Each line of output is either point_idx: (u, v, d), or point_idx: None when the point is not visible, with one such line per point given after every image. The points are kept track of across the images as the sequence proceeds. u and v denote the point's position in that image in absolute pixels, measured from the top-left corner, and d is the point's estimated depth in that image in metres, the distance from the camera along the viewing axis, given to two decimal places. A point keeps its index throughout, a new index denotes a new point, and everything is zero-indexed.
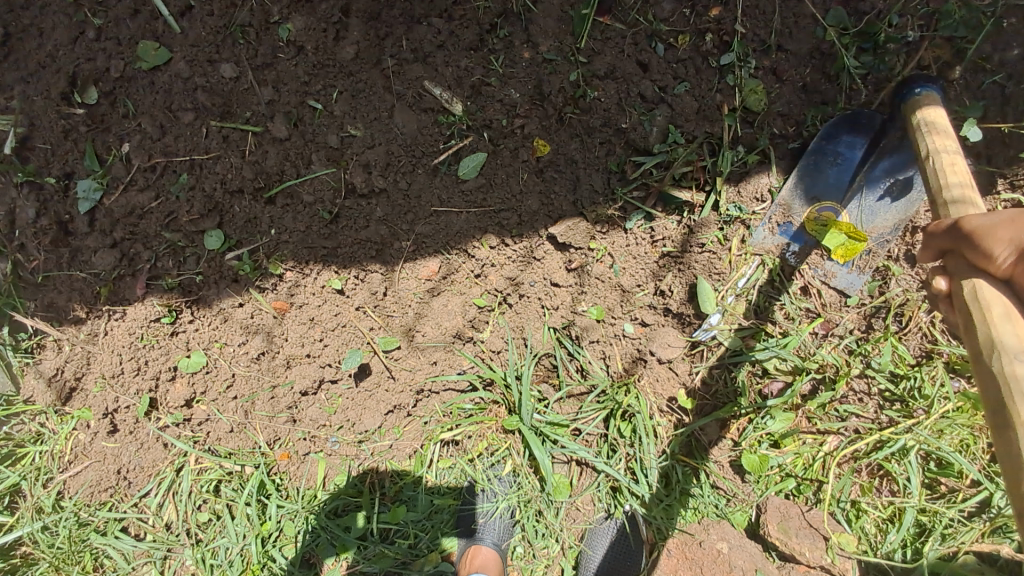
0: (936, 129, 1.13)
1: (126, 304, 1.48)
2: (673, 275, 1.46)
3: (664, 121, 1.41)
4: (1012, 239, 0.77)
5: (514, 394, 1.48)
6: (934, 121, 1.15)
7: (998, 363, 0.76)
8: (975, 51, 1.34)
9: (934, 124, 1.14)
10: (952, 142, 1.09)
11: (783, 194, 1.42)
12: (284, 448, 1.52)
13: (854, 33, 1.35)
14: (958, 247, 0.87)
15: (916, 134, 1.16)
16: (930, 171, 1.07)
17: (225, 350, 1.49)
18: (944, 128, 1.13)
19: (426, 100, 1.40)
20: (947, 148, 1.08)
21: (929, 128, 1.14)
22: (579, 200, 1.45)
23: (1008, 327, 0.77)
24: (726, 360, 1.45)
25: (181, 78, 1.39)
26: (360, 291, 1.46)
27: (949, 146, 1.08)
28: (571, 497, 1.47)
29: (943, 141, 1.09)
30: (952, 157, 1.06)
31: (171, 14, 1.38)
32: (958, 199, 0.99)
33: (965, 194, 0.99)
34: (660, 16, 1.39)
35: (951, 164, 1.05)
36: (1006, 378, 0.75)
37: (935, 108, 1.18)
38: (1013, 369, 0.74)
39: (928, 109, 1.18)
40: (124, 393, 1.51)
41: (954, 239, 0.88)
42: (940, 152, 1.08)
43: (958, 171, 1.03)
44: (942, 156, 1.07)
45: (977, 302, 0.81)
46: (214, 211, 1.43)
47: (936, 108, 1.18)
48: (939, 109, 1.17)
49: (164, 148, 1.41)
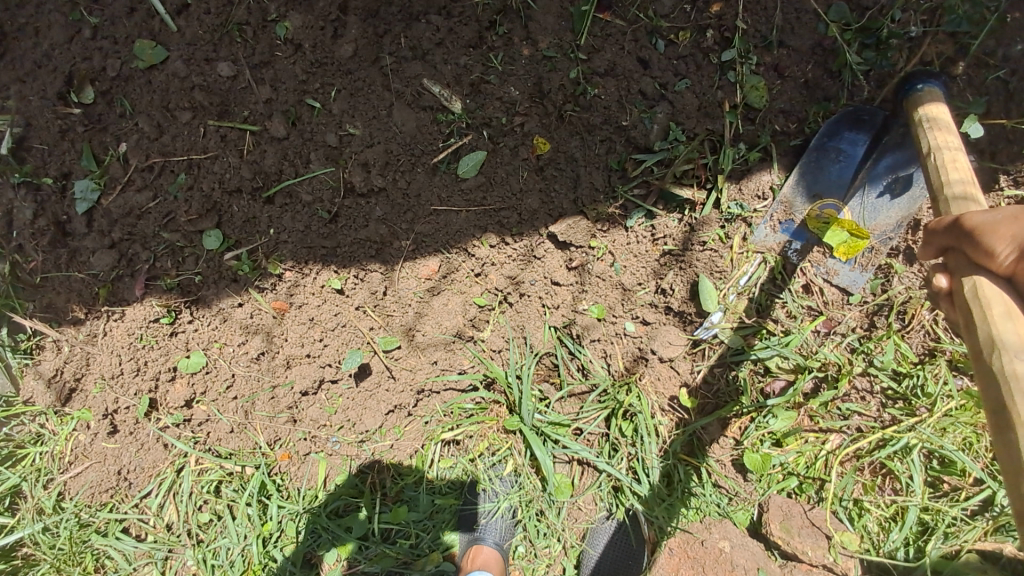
0: (939, 125, 1.12)
1: (125, 304, 1.47)
2: (674, 273, 1.46)
3: (664, 118, 1.40)
4: (1015, 237, 0.77)
5: (515, 394, 1.47)
6: (937, 116, 1.13)
7: (999, 361, 0.76)
8: (978, 47, 1.34)
9: (936, 120, 1.13)
10: (953, 139, 1.08)
11: (785, 191, 1.41)
12: (285, 448, 1.51)
13: (857, 29, 1.35)
14: (957, 245, 0.86)
15: (918, 130, 1.15)
16: (931, 167, 1.06)
17: (225, 350, 1.49)
18: (947, 124, 1.12)
19: (425, 98, 1.40)
20: (948, 144, 1.08)
21: (931, 124, 1.13)
22: (579, 199, 1.43)
23: (1009, 326, 0.76)
24: (727, 359, 1.44)
25: (178, 76, 1.38)
26: (360, 291, 1.46)
27: (952, 142, 1.07)
28: (573, 497, 1.47)
29: (945, 137, 1.09)
30: (954, 154, 1.05)
31: (167, 12, 1.37)
32: (960, 196, 0.98)
33: (968, 191, 0.98)
34: (660, 12, 1.39)
35: (953, 160, 1.04)
36: (1006, 377, 0.74)
37: (937, 103, 1.17)
38: (1014, 368, 0.74)
39: (930, 104, 1.17)
40: (124, 394, 1.50)
41: (955, 236, 0.86)
42: (943, 148, 1.07)
43: (960, 168, 1.02)
44: (944, 152, 1.06)
45: (977, 301, 0.80)
46: (212, 210, 1.42)
47: (938, 103, 1.17)
48: (941, 105, 1.17)
49: (161, 147, 1.40)
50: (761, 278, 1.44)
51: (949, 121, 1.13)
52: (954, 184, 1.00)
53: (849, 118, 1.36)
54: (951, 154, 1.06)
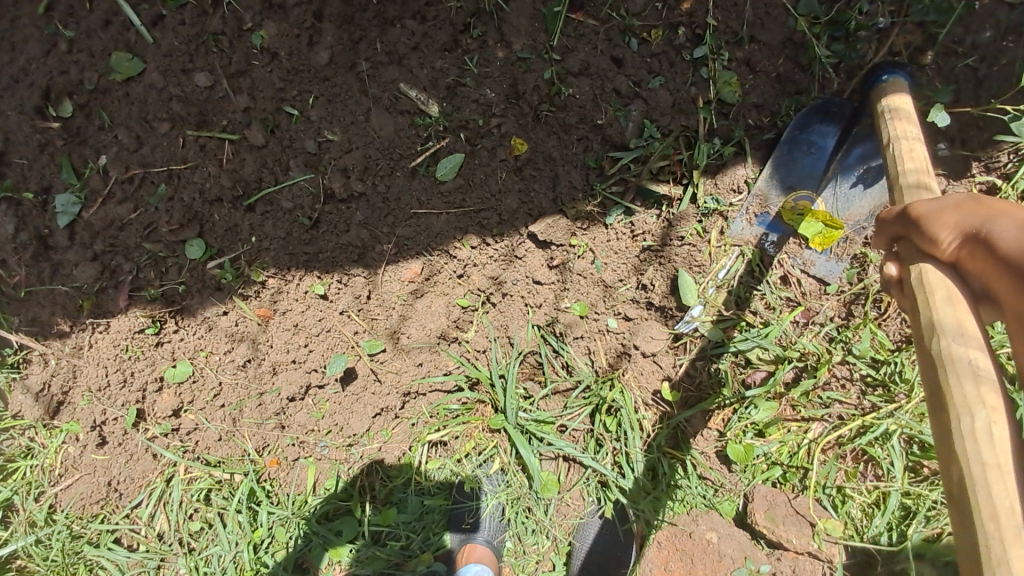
0: (902, 116, 1.14)
1: (110, 316, 1.48)
2: (655, 269, 1.47)
3: (639, 116, 1.42)
4: (957, 224, 0.77)
5: (499, 392, 1.49)
6: (900, 107, 1.16)
7: (938, 346, 0.78)
8: (946, 36, 1.36)
9: (899, 110, 1.15)
10: (913, 129, 1.11)
11: (760, 185, 1.43)
12: (273, 454, 1.52)
13: (826, 22, 1.37)
14: (906, 232, 0.87)
15: (880, 121, 1.17)
16: (891, 155, 1.08)
17: (211, 359, 1.50)
18: (908, 115, 1.14)
19: (402, 102, 1.41)
20: (908, 134, 1.10)
21: (894, 114, 1.15)
22: (559, 197, 1.46)
23: (949, 311, 0.79)
24: (708, 351, 1.46)
25: (155, 88, 1.39)
26: (344, 296, 1.47)
27: (912, 132, 1.10)
28: (560, 493, 1.49)
29: (906, 127, 1.11)
30: (913, 143, 1.08)
31: (143, 24, 1.37)
32: (913, 183, 1.01)
33: (921, 179, 1.00)
34: (632, 11, 1.40)
35: (910, 150, 1.07)
36: (945, 360, 0.78)
37: (899, 94, 1.19)
38: (951, 352, 0.77)
39: (895, 95, 1.19)
40: (112, 405, 1.51)
41: (903, 225, 0.88)
42: (903, 138, 1.09)
43: (915, 158, 1.05)
44: (903, 142, 1.08)
45: (922, 288, 0.82)
46: (193, 220, 1.43)
47: (903, 94, 1.19)
48: (904, 96, 1.19)
49: (141, 159, 1.41)
50: (738, 270, 1.46)
51: (912, 112, 1.15)
52: (909, 172, 1.02)
53: (818, 112, 1.39)
54: (910, 143, 1.08)
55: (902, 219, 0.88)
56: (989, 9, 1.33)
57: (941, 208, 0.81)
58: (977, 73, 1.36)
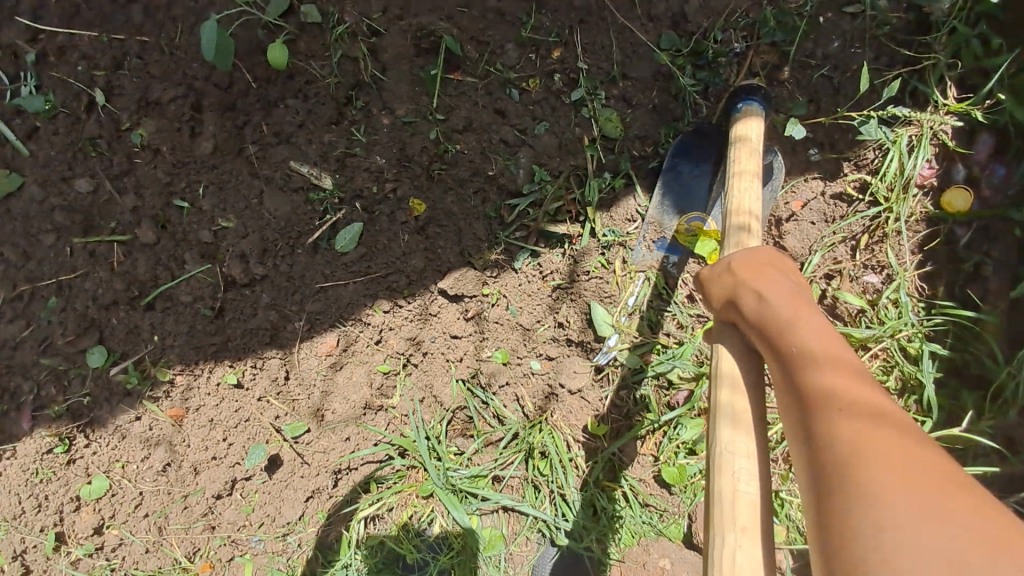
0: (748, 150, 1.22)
1: (13, 440, 1.39)
2: (568, 305, 1.51)
3: (528, 162, 1.48)
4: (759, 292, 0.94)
5: (423, 456, 1.47)
6: (749, 139, 1.22)
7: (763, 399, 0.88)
8: (799, 51, 1.45)
9: (746, 142, 1.22)
10: (751, 166, 1.19)
11: (653, 213, 1.51)
12: (205, 558, 1.45)
13: (688, 53, 1.48)
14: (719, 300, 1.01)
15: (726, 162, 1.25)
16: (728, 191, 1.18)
17: (128, 469, 1.43)
18: (754, 148, 1.21)
19: (294, 180, 1.43)
20: (748, 171, 1.18)
21: (739, 147, 1.22)
22: (465, 250, 1.49)
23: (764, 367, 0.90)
24: (630, 378, 1.50)
25: (36, 200, 1.37)
26: (260, 381, 1.44)
27: (750, 172, 1.18)
28: (506, 547, 1.47)
29: (745, 164, 1.19)
30: (749, 183, 1.17)
31: (18, 138, 1.37)
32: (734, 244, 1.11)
33: (740, 240, 1.10)
34: (508, 65, 1.48)
35: (745, 190, 1.16)
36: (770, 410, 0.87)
37: (747, 131, 1.24)
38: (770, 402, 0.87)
39: (748, 125, 1.25)
40: (30, 532, 1.41)
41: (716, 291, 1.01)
42: (742, 176, 1.17)
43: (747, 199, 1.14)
44: (741, 180, 1.17)
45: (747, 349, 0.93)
46: (92, 327, 1.40)
47: (755, 122, 1.25)
48: (750, 135, 1.23)
49: (28, 274, 1.38)
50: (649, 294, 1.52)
51: (757, 144, 1.22)
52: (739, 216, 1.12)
53: (692, 138, 1.45)
54: (748, 183, 1.17)
55: (723, 273, 1.01)
56: (834, 22, 1.43)
57: (767, 279, 0.95)
58: (833, 79, 1.45)
